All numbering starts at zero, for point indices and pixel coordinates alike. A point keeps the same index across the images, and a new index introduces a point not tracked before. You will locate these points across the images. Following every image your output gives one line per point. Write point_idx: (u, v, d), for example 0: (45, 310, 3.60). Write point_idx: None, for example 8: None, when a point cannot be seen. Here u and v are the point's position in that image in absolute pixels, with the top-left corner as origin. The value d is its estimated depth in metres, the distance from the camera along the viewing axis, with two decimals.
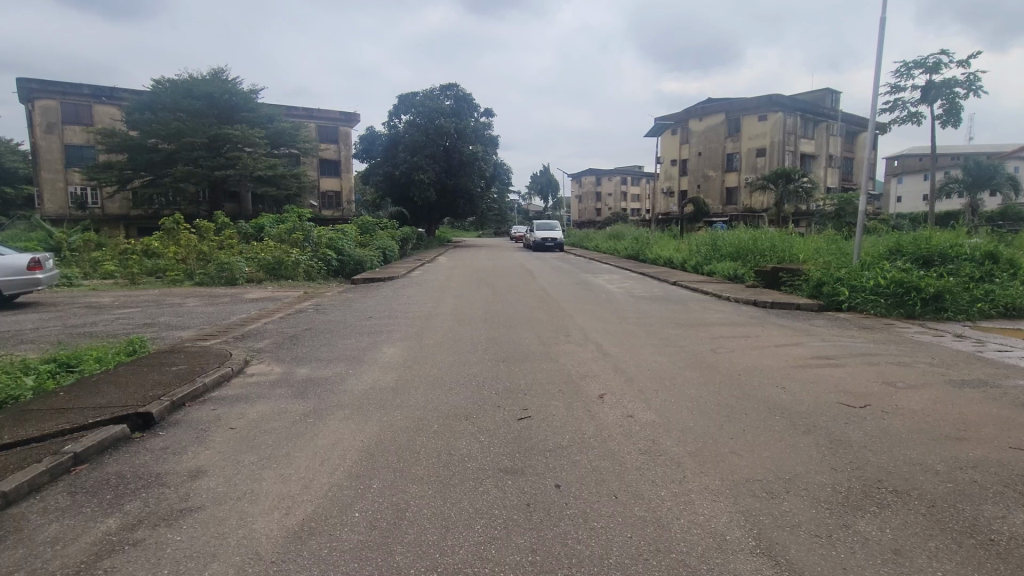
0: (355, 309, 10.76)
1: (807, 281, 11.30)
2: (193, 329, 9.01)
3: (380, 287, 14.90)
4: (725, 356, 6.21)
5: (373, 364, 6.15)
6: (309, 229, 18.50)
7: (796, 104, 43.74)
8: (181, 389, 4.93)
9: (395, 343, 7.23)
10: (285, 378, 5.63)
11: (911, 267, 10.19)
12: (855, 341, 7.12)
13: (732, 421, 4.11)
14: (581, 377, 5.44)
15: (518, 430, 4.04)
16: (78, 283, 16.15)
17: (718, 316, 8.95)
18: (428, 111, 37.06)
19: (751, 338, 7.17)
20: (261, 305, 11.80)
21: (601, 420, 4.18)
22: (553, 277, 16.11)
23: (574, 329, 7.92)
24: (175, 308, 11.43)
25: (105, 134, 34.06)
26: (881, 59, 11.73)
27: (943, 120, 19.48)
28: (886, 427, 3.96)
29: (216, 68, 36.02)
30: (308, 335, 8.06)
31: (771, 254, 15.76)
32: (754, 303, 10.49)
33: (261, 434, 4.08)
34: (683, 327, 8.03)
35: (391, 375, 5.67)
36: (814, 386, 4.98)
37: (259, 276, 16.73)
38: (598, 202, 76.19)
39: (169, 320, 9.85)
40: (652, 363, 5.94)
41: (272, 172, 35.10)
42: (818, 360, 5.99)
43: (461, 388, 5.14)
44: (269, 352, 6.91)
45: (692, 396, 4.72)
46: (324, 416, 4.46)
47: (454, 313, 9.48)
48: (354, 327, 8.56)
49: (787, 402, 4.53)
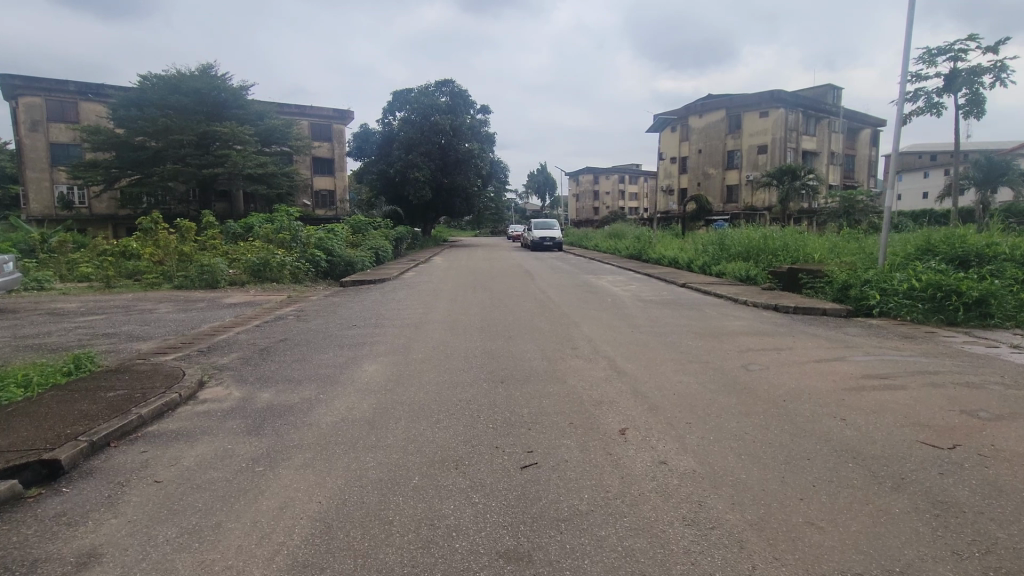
0: (339, 316, 9.83)
1: (830, 283, 10.44)
2: (156, 340, 8.08)
3: (368, 290, 13.94)
4: (759, 374, 5.35)
5: (349, 387, 5.25)
6: (296, 229, 17.55)
7: (797, 100, 42.96)
8: (107, 425, 4.01)
9: (378, 359, 6.30)
10: (243, 407, 4.71)
11: (948, 268, 9.33)
12: (904, 354, 6.25)
13: (795, 471, 3.24)
14: (595, 405, 4.52)
15: (523, 484, 3.17)
16: (50, 286, 15.17)
17: (739, 324, 8.08)
18: (423, 107, 36.10)
19: (785, 350, 6.31)
20: (238, 312, 10.86)
21: (628, 470, 3.30)
22: (553, 279, 15.19)
23: (582, 340, 7.04)
24: (144, 314, 10.46)
25: (90, 131, 33.01)
26: (909, 41, 10.87)
27: (967, 111, 18.67)
28: (996, 481, 3.09)
29: (205, 63, 35.06)
30: (281, 348, 7.13)
31: (784, 254, 14.88)
32: (774, 308, 9.59)
33: (190, 493, 3.16)
34: (703, 337, 7.16)
35: (370, 401, 4.77)
36: (878, 418, 4.14)
37: (243, 278, 15.82)
38: (597, 201, 75.36)
39: (131, 329, 8.90)
40: (678, 384, 5.06)
41: (262, 171, 34.04)
42: (872, 380, 5.13)
43: (452, 418, 4.26)
44: (231, 371, 5.96)
45: (733, 432, 3.86)
46: (277, 462, 3.55)
47: (447, 321, 8.57)
48: (333, 339, 7.62)
49: (853, 442, 3.67)
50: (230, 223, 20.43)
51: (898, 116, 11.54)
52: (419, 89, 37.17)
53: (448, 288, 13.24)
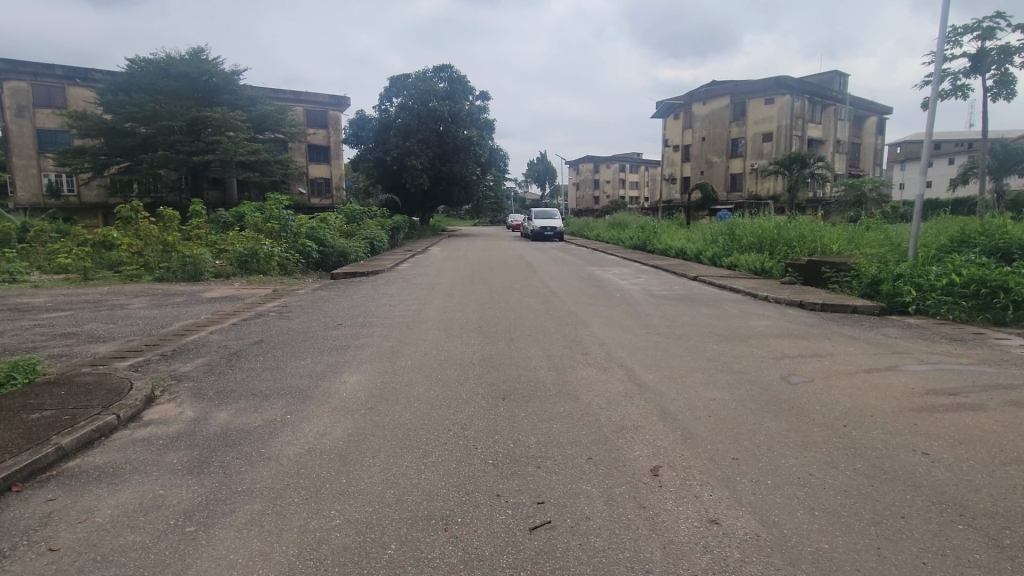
0: (324, 313, 9.02)
1: (858, 277, 9.65)
2: (119, 341, 7.29)
3: (360, 283, 13.11)
4: (804, 389, 4.57)
5: (324, 403, 4.49)
6: (286, 218, 16.71)
7: (803, 87, 41.94)
8: (11, 463, 3.21)
9: (361, 367, 5.49)
10: (193, 433, 3.92)
11: (991, 261, 8.52)
12: (963, 362, 5.46)
13: (892, 539, 2.47)
14: (619, 433, 3.74)
15: (534, 556, 2.40)
16: (23, 279, 14.29)
17: (765, 323, 7.31)
18: (420, 93, 35.11)
19: (827, 357, 5.52)
20: (217, 307, 10.04)
21: (671, 535, 2.52)
22: (556, 271, 14.32)
23: (592, 343, 6.27)
24: (113, 311, 9.63)
25: (77, 116, 31.94)
26: (946, 11, 9.95)
27: (995, 92, 17.84)
28: None
29: (196, 47, 33.94)
30: (254, 352, 6.34)
31: (800, 244, 14.07)
32: (800, 305, 8.79)
33: (90, 572, 2.36)
34: (729, 339, 6.39)
35: (348, 424, 4.01)
36: (972, 452, 3.34)
37: (229, 270, 14.97)
38: (597, 189, 74.28)
39: (94, 329, 8.07)
40: (712, 402, 4.27)
41: (254, 158, 32.93)
42: (939, 396, 4.37)
43: (443, 451, 3.48)
44: (189, 382, 5.17)
45: (794, 473, 3.09)
46: (215, 518, 2.77)
47: (443, 319, 7.78)
48: (315, 341, 6.82)
49: (952, 490, 2.89)
50: (219, 213, 19.54)
51: (933, 95, 10.61)
52: (417, 74, 36.17)
53: (445, 281, 12.44)
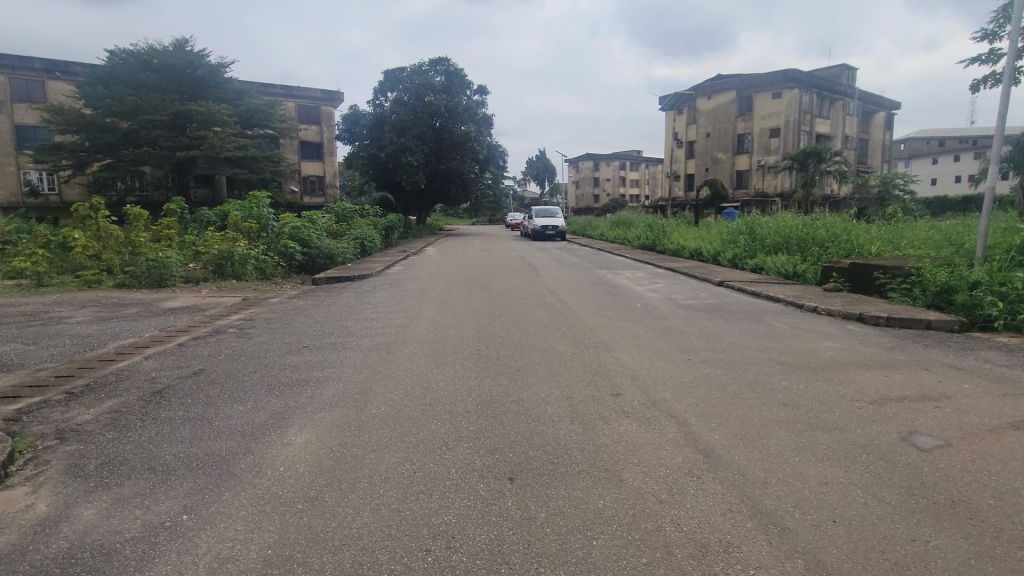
0: (293, 329, 7.59)
1: (923, 284, 8.20)
2: (27, 370, 5.80)
3: (345, 290, 11.70)
4: (950, 463, 3.13)
5: (249, 487, 3.05)
6: (268, 217, 15.23)
7: (812, 81, 40.50)
8: None
9: (316, 418, 4.03)
10: (16, 561, 2.42)
11: None
12: None
13: None
14: (706, 563, 2.29)
15: None
16: None
17: (832, 346, 5.90)
18: (415, 87, 33.78)
19: (945, 403, 4.08)
20: (169, 321, 8.54)
21: None
22: (563, 274, 12.93)
23: (623, 376, 4.85)
24: (46, 326, 8.18)
25: (54, 110, 30.35)
26: None
27: None
28: None
29: (180, 38, 32.48)
30: (185, 391, 4.85)
31: (834, 243, 12.63)
32: (859, 319, 7.37)
33: None
34: (799, 372, 4.96)
35: (270, 535, 2.56)
36: None
37: (201, 274, 13.50)
38: (596, 188, 72.77)
39: (9, 352, 6.62)
40: (827, 491, 2.84)
41: (242, 154, 31.30)
42: None
43: None
44: (74, 446, 3.70)
45: None
46: None
47: (432, 340, 6.34)
48: (267, 372, 5.36)
49: None
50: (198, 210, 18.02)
51: (1005, 72, 9.12)
52: (412, 68, 34.78)
53: (438, 288, 11.01)
